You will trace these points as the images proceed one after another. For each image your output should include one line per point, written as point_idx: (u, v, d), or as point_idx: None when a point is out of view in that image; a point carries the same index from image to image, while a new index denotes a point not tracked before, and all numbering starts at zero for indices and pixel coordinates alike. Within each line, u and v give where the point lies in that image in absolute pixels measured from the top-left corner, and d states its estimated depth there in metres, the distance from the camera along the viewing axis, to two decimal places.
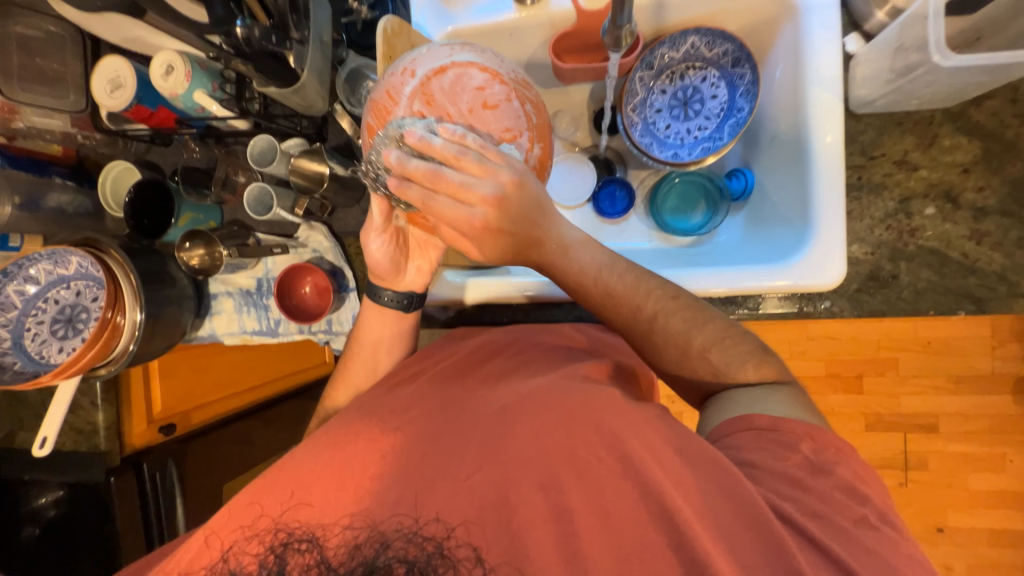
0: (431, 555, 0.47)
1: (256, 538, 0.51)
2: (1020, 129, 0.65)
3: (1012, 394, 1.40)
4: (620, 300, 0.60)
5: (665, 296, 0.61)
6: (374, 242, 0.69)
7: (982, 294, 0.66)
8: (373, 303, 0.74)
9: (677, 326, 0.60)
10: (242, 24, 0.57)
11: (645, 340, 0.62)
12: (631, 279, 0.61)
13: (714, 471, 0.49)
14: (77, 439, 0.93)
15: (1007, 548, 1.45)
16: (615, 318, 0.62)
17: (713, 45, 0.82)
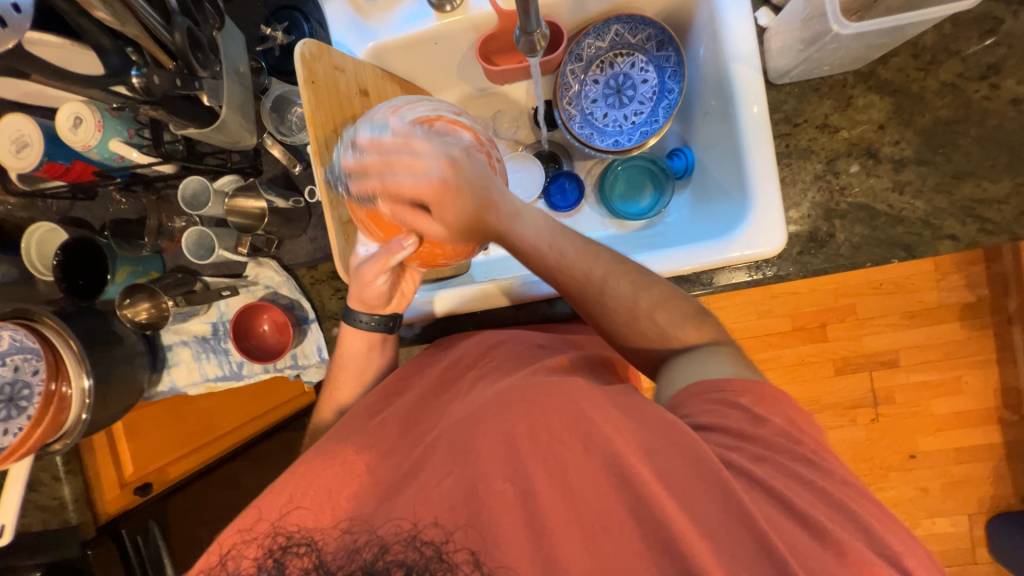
0: (430, 560, 0.47)
1: (254, 541, 0.52)
2: (924, 82, 0.69)
3: (959, 320, 1.50)
4: (565, 271, 0.61)
5: (610, 260, 0.63)
6: (376, 278, 0.66)
7: (910, 241, 0.70)
8: (351, 328, 0.72)
9: (618, 288, 0.62)
10: (140, 74, 0.54)
11: (595, 300, 0.62)
12: (574, 249, 0.62)
13: (676, 437, 0.51)
14: (45, 517, 0.91)
15: (973, 463, 1.56)
16: (569, 288, 0.63)
17: (636, 31, 0.83)
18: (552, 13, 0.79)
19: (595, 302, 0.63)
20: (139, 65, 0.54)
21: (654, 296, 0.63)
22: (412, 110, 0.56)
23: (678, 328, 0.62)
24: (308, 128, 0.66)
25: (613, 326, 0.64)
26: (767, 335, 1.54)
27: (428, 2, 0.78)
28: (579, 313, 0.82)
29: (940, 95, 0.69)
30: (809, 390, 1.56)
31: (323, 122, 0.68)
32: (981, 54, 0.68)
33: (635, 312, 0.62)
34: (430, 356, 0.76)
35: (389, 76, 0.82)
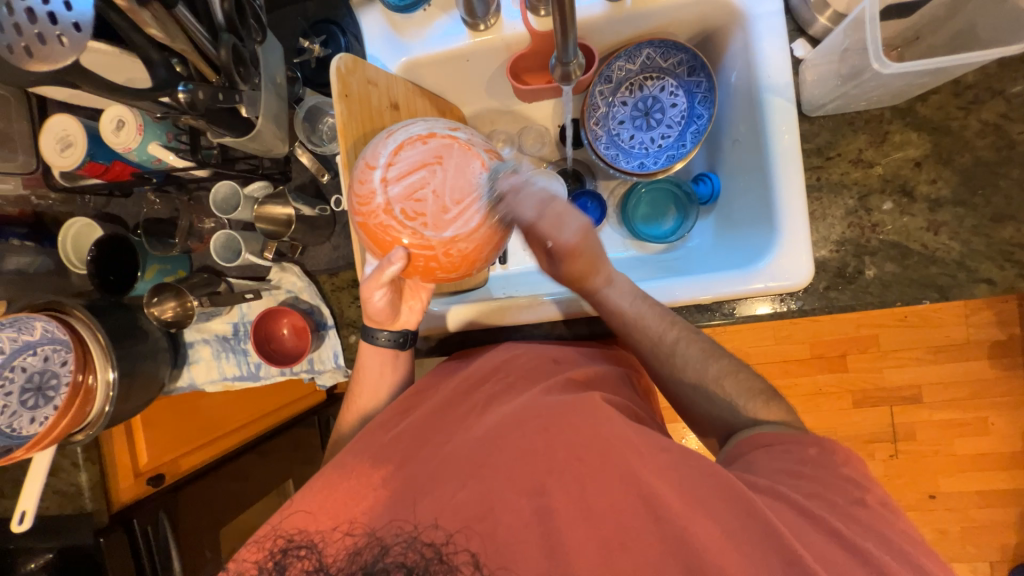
0: (430, 560, 0.49)
1: (256, 544, 0.54)
2: (965, 121, 0.67)
3: (988, 359, 1.45)
4: (642, 326, 0.65)
5: (684, 325, 0.66)
6: (375, 295, 0.65)
7: (944, 282, 0.68)
8: (370, 345, 0.73)
9: (691, 354, 0.64)
10: (184, 89, 0.54)
11: (670, 361, 0.65)
12: (651, 312, 0.66)
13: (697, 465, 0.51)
14: (62, 502, 0.94)
15: (997, 508, 1.49)
16: (646, 346, 0.66)
17: (667, 55, 0.83)
18: (584, 34, 0.79)
19: (665, 360, 0.65)
20: (185, 81, 0.55)
21: (725, 362, 0.64)
22: (406, 130, 0.58)
23: (748, 395, 0.61)
24: (340, 141, 0.68)
25: (659, 365, 0.66)
26: (784, 362, 1.51)
27: (462, 20, 0.79)
28: (595, 336, 0.80)
29: (981, 136, 0.67)
30: (826, 421, 1.52)
31: (353, 133, 0.69)
32: None
33: (706, 375, 0.63)
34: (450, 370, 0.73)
35: (420, 91, 0.83)
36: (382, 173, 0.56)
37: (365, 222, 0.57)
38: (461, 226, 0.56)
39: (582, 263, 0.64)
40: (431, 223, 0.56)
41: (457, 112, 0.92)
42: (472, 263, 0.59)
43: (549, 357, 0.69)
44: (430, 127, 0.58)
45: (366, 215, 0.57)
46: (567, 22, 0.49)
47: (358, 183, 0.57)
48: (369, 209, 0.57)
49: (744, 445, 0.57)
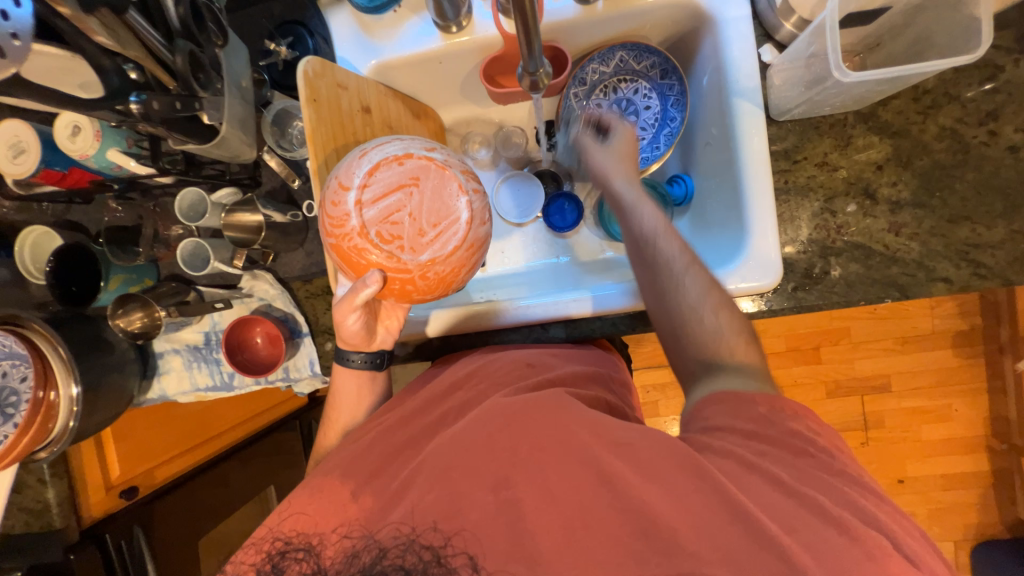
0: (428, 563, 0.48)
1: (255, 546, 0.55)
2: (923, 126, 0.69)
3: (952, 348, 1.51)
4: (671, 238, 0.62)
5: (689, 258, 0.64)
6: (349, 317, 0.65)
7: (904, 281, 0.70)
8: (344, 367, 0.73)
9: (693, 283, 0.59)
10: (138, 100, 0.52)
11: (672, 283, 0.59)
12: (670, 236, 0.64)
13: (661, 443, 0.51)
14: (28, 519, 0.92)
15: (961, 490, 1.56)
16: (652, 265, 0.61)
17: (640, 58, 0.83)
18: (556, 38, 0.79)
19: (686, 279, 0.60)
20: (139, 92, 0.52)
21: (718, 297, 0.59)
22: (382, 150, 0.58)
23: (731, 333, 0.58)
24: (309, 146, 0.66)
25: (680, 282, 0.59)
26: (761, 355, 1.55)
27: (433, 22, 0.78)
28: (571, 339, 0.81)
29: (938, 140, 0.69)
30: None
31: (323, 139, 0.67)
32: (980, 100, 0.68)
33: (693, 311, 0.58)
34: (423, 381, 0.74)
35: (392, 93, 0.82)
36: (357, 193, 0.56)
37: (338, 243, 0.57)
38: (438, 250, 0.56)
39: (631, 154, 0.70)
40: (408, 246, 0.56)
41: (430, 112, 0.92)
42: (449, 285, 0.59)
43: (523, 360, 0.70)
44: (407, 147, 0.58)
45: (340, 235, 0.56)
46: (533, 33, 0.49)
47: (333, 201, 0.56)
48: (342, 230, 0.56)
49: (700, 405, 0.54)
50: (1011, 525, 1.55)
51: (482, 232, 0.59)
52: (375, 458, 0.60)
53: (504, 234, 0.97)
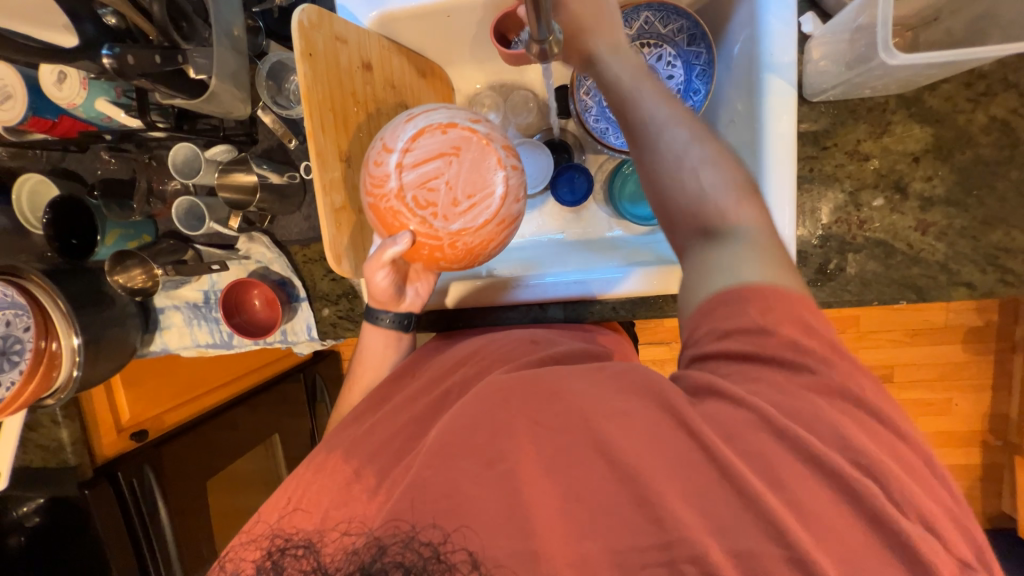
0: (427, 559, 0.48)
1: (252, 544, 0.56)
2: (971, 115, 0.63)
3: (962, 344, 1.47)
4: (640, 97, 0.56)
5: (681, 109, 0.56)
6: (378, 274, 0.66)
7: (923, 284, 0.67)
8: (373, 326, 0.73)
9: (680, 131, 0.53)
10: (109, 53, 0.50)
11: (658, 134, 0.54)
12: (652, 87, 0.57)
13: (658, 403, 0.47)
14: (45, 456, 0.97)
15: (949, 482, 1.57)
16: (635, 121, 0.56)
17: (667, 21, 0.77)
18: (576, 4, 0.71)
19: (658, 142, 0.54)
20: (112, 44, 0.50)
21: (714, 147, 0.53)
22: (428, 116, 0.60)
23: (722, 192, 0.50)
24: (303, 103, 0.61)
25: (654, 151, 0.54)
26: None
27: None
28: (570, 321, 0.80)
29: (986, 132, 0.63)
30: None
31: (319, 99, 0.63)
32: None
33: (682, 164, 0.52)
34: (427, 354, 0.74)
35: (397, 48, 0.77)
36: (399, 154, 0.58)
37: (375, 202, 0.59)
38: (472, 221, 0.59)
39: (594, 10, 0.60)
40: (441, 214, 0.59)
41: (437, 72, 0.86)
42: (475, 256, 0.62)
43: (527, 336, 0.69)
44: (452, 116, 0.60)
45: (377, 194, 0.58)
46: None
47: (375, 162, 0.59)
48: (380, 188, 0.58)
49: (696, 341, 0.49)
50: (993, 517, 1.57)
51: (516, 206, 0.61)
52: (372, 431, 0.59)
53: None
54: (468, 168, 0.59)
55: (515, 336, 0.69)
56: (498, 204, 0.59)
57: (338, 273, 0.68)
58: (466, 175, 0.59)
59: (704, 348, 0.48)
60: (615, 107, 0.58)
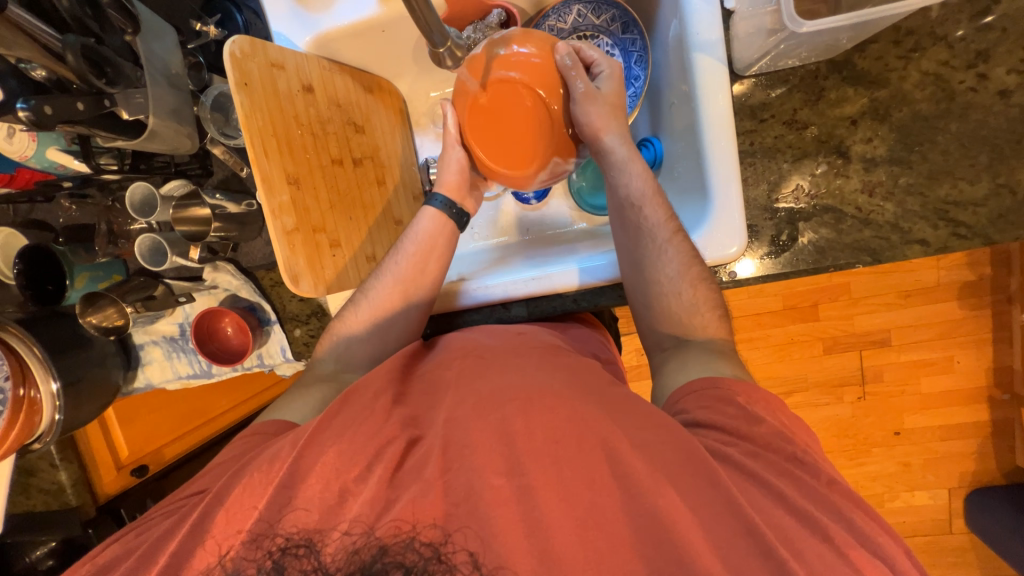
0: (428, 560, 0.45)
1: (254, 542, 0.49)
2: (905, 72, 0.63)
3: (957, 301, 1.44)
4: (648, 207, 0.67)
5: (679, 227, 0.67)
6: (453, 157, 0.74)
7: (877, 245, 0.66)
8: (432, 210, 0.74)
9: (671, 258, 0.65)
10: (25, 107, 0.50)
11: (653, 255, 0.66)
12: (658, 200, 0.67)
13: (678, 439, 0.51)
14: (47, 499, 1.00)
15: (960, 441, 1.52)
16: (636, 230, 0.67)
17: (599, 11, 0.78)
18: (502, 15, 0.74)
19: (655, 260, 0.66)
20: (28, 97, 0.51)
21: (696, 275, 0.65)
22: (512, 65, 0.63)
23: (700, 308, 0.65)
24: (242, 133, 0.63)
25: (652, 265, 0.66)
26: (755, 315, 1.52)
27: None
28: (534, 318, 0.80)
29: (920, 87, 0.63)
30: (796, 369, 1.53)
31: (260, 127, 0.64)
32: (970, 38, 0.62)
33: (671, 283, 0.65)
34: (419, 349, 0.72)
35: (337, 66, 0.78)
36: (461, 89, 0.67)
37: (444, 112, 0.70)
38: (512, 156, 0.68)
39: (611, 112, 0.67)
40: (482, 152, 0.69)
41: (384, 86, 0.87)
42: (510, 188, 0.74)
43: (514, 330, 0.73)
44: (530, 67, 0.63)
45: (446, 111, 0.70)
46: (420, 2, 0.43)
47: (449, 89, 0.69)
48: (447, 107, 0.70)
49: (684, 401, 0.58)
50: (1008, 472, 1.52)
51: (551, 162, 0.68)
52: (382, 429, 0.56)
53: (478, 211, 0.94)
54: (514, 119, 0.65)
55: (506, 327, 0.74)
56: (528, 157, 0.67)
57: (297, 294, 0.70)
58: (511, 126, 0.66)
59: (695, 411, 0.56)
60: (619, 206, 0.69)
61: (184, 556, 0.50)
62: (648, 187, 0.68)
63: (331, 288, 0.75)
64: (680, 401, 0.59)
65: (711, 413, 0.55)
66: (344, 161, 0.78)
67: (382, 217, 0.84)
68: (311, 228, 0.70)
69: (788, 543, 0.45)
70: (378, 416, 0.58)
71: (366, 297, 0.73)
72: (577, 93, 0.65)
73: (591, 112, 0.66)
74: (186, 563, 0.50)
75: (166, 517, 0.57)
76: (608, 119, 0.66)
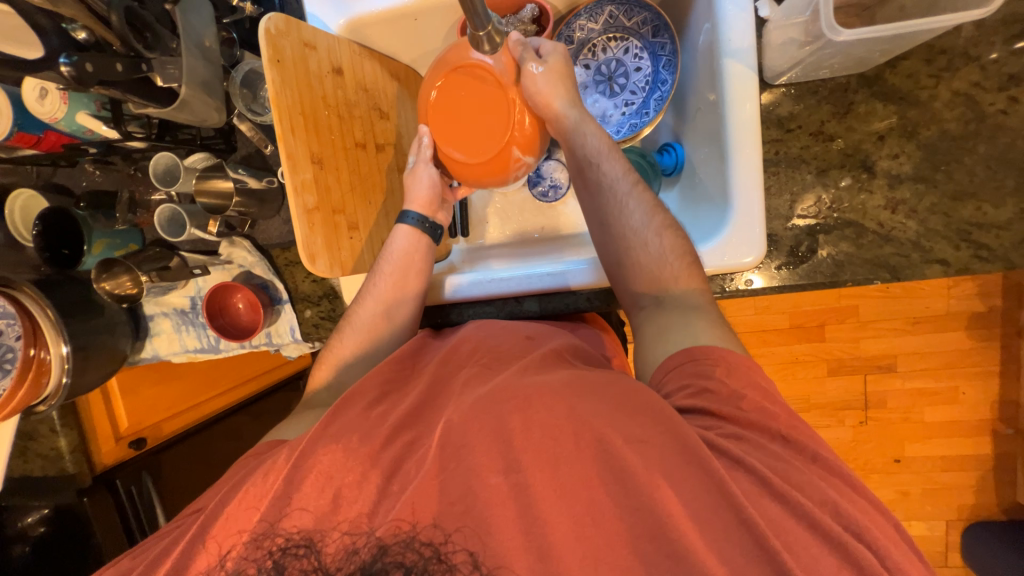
0: (428, 560, 0.45)
1: (255, 543, 0.49)
2: (935, 91, 0.63)
3: (965, 331, 1.43)
4: (604, 163, 0.67)
5: (637, 178, 0.68)
6: (421, 173, 0.74)
7: (897, 262, 0.66)
8: (403, 226, 0.74)
9: (635, 208, 0.66)
10: (65, 61, 0.51)
11: (617, 208, 0.67)
12: (612, 155, 0.68)
13: (664, 421, 0.49)
14: (45, 464, 0.98)
15: (962, 473, 1.50)
16: (597, 187, 0.68)
17: (631, 13, 0.79)
18: (534, 7, 0.74)
19: (618, 213, 0.67)
20: (69, 53, 0.51)
21: (662, 222, 0.66)
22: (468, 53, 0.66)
23: (673, 255, 0.64)
24: (274, 110, 0.63)
25: (616, 216, 0.67)
26: (762, 332, 1.51)
27: None
28: (545, 315, 0.80)
29: (950, 107, 0.63)
30: (800, 390, 1.52)
31: (288, 104, 0.64)
32: (1003, 62, 0.62)
33: (637, 233, 0.65)
34: (427, 339, 0.71)
35: (367, 52, 0.79)
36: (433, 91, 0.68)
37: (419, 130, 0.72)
38: (470, 152, 0.68)
39: (562, 78, 0.66)
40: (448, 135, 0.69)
41: (412, 74, 0.87)
42: (480, 177, 0.70)
43: (522, 334, 0.66)
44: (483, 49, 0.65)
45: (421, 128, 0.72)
46: None
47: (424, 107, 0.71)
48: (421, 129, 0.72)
49: (669, 380, 0.57)
50: (1009, 508, 1.50)
51: (516, 143, 0.67)
52: (384, 420, 0.55)
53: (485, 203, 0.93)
54: (483, 101, 0.67)
55: (512, 330, 0.67)
56: (498, 138, 0.67)
57: (313, 273, 0.69)
58: (480, 108, 0.67)
59: (677, 394, 0.55)
60: (579, 168, 0.69)
61: (188, 543, 0.51)
62: (604, 150, 0.67)
63: (346, 270, 0.75)
64: (663, 380, 0.58)
65: (698, 395, 0.53)
66: (367, 145, 0.78)
67: (397, 202, 0.85)
68: (331, 209, 0.70)
69: (799, 562, 0.43)
70: (382, 411, 0.56)
71: (348, 321, 0.74)
72: (525, 68, 0.65)
73: (540, 81, 0.65)
74: (189, 566, 0.51)
75: (166, 537, 0.57)
76: (559, 86, 0.66)
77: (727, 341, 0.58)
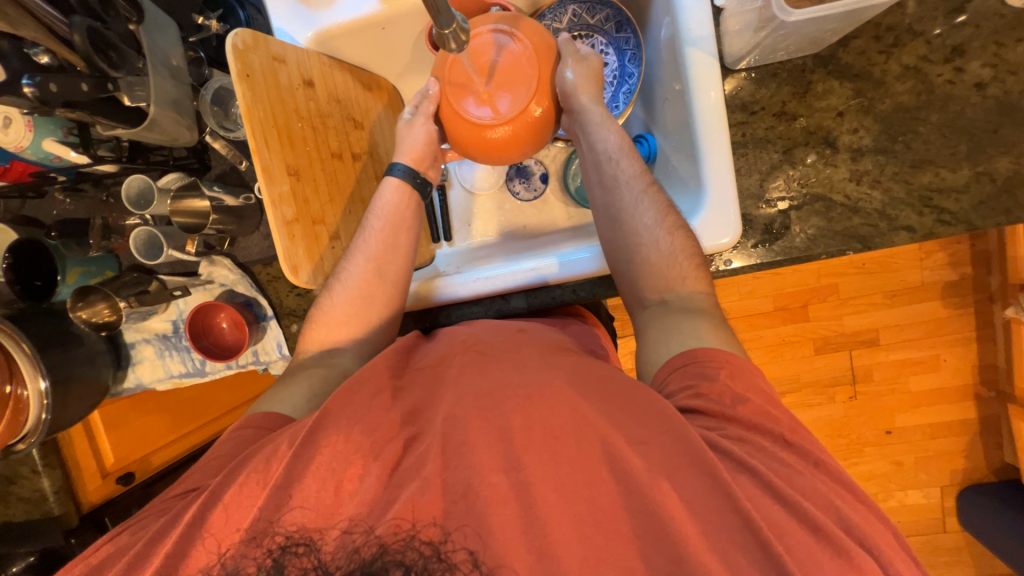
0: (428, 560, 0.44)
1: (254, 541, 0.47)
2: (886, 66, 0.67)
3: (941, 300, 1.48)
4: (622, 162, 0.69)
5: (653, 181, 0.70)
6: (420, 123, 0.73)
7: (866, 232, 0.68)
8: (390, 178, 0.74)
9: (648, 209, 0.68)
10: (29, 82, 0.50)
11: (631, 205, 0.69)
12: (631, 156, 0.70)
13: (666, 422, 0.50)
14: (28, 509, 0.95)
15: (950, 439, 1.54)
16: (613, 182, 0.70)
17: (594, 11, 0.81)
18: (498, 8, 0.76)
19: (631, 212, 0.68)
20: (32, 74, 0.51)
21: (673, 223, 0.67)
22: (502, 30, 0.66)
23: (683, 256, 0.66)
24: (245, 124, 0.63)
25: (630, 215, 0.68)
26: (749, 316, 1.53)
27: None
28: (533, 310, 0.80)
29: (901, 80, 0.67)
30: (789, 370, 1.55)
31: (260, 117, 0.64)
32: (946, 35, 0.65)
33: (650, 232, 0.67)
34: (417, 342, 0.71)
35: (337, 63, 0.79)
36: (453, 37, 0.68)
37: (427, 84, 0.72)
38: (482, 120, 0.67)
39: (592, 79, 0.69)
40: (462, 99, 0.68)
41: (384, 85, 0.89)
42: (487, 148, 0.69)
43: (515, 326, 0.68)
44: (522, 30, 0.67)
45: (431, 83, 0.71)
46: None
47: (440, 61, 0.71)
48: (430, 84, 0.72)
49: (670, 380, 0.57)
50: (997, 469, 1.54)
51: (525, 113, 0.67)
52: (378, 420, 0.55)
53: (468, 205, 0.94)
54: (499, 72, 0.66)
55: (504, 325, 0.69)
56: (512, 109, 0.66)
57: (297, 284, 0.70)
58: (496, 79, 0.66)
59: (682, 394, 0.55)
60: (596, 163, 0.71)
61: (178, 566, 0.49)
62: (623, 149, 0.70)
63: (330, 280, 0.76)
64: (666, 380, 0.58)
65: (699, 396, 0.54)
66: (343, 156, 0.78)
67: None
68: (310, 220, 0.70)
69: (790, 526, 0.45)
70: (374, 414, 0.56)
71: (330, 283, 0.72)
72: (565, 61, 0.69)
73: (575, 75, 0.68)
74: None
75: (165, 511, 0.55)
76: (588, 85, 0.69)
77: (731, 345, 0.59)
